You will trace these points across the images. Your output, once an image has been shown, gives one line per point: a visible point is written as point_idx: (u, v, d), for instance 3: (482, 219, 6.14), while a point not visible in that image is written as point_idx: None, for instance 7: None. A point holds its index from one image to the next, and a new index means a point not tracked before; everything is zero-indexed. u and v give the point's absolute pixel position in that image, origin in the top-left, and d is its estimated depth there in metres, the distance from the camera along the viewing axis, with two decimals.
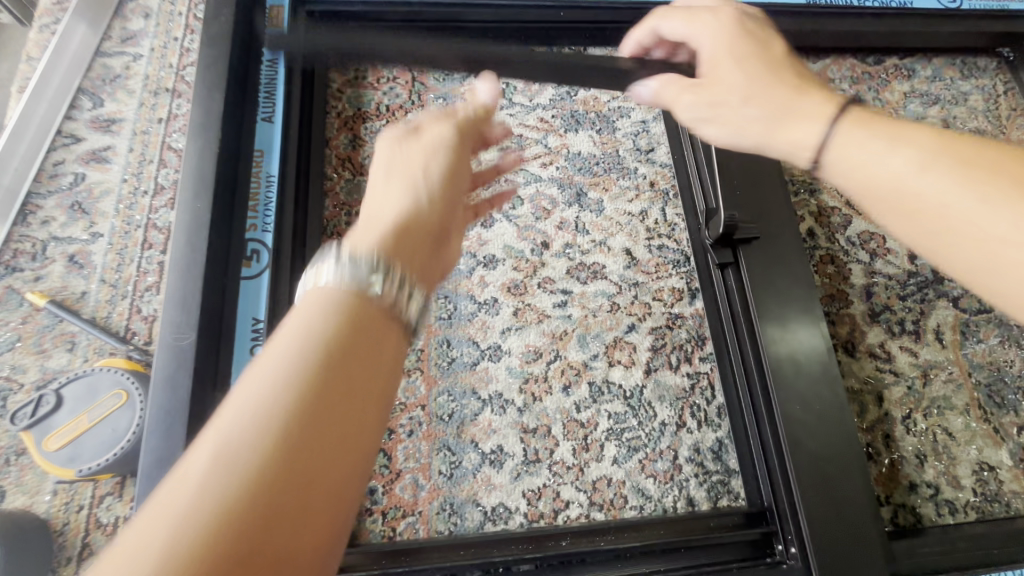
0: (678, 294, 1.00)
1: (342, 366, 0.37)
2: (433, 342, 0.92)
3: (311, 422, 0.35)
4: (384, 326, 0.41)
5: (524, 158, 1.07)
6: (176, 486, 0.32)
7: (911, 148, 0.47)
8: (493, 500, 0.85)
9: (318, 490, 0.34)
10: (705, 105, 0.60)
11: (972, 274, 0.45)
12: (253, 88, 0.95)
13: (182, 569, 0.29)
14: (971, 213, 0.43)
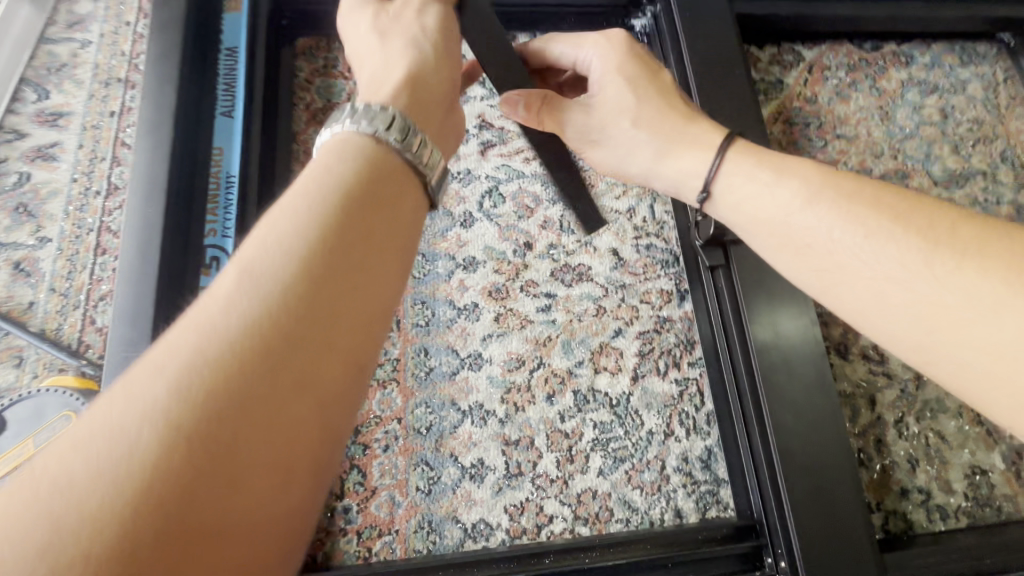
0: (667, 296, 0.96)
1: (341, 276, 0.37)
2: (409, 351, 0.88)
3: (302, 331, 0.35)
4: (390, 246, 0.41)
5: (505, 153, 1.01)
6: (210, 300, 0.35)
7: (795, 182, 0.58)
8: (473, 517, 0.81)
9: (347, 313, 0.37)
10: (594, 124, 0.69)
11: (862, 306, 0.54)
12: (211, 80, 0.89)
13: (227, 363, 0.32)
14: (857, 249, 0.53)
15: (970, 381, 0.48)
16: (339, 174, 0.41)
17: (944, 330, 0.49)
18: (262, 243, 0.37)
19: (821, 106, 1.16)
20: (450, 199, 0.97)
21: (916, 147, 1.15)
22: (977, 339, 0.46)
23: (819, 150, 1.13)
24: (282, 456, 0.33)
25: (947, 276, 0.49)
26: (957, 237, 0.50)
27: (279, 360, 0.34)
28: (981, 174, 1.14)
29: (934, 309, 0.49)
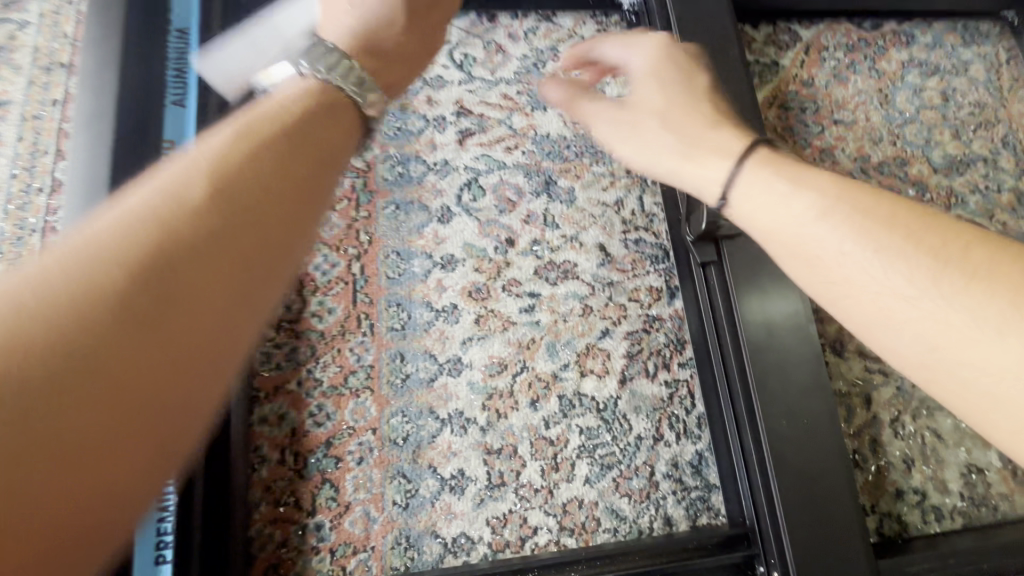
0: (656, 293, 0.92)
1: (292, 166, 0.40)
2: (384, 356, 0.83)
3: (250, 201, 0.37)
4: (340, 156, 0.44)
5: (485, 142, 0.95)
6: (152, 183, 0.36)
7: (812, 193, 0.46)
8: (453, 531, 0.78)
9: (289, 200, 0.39)
10: (621, 124, 0.58)
11: (865, 324, 0.45)
12: (160, 65, 0.82)
13: (167, 221, 0.34)
14: (865, 265, 0.43)
15: (975, 405, 0.40)
16: (300, 96, 0.45)
17: (950, 350, 0.40)
18: (223, 134, 0.39)
19: (818, 89, 1.11)
20: (426, 192, 0.91)
21: (916, 132, 1.10)
22: (977, 358, 0.39)
23: (816, 136, 1.08)
24: (213, 314, 0.33)
25: (955, 292, 0.40)
26: (973, 256, 0.41)
27: (226, 222, 0.35)
28: (982, 160, 1.10)
29: (939, 330, 0.41)
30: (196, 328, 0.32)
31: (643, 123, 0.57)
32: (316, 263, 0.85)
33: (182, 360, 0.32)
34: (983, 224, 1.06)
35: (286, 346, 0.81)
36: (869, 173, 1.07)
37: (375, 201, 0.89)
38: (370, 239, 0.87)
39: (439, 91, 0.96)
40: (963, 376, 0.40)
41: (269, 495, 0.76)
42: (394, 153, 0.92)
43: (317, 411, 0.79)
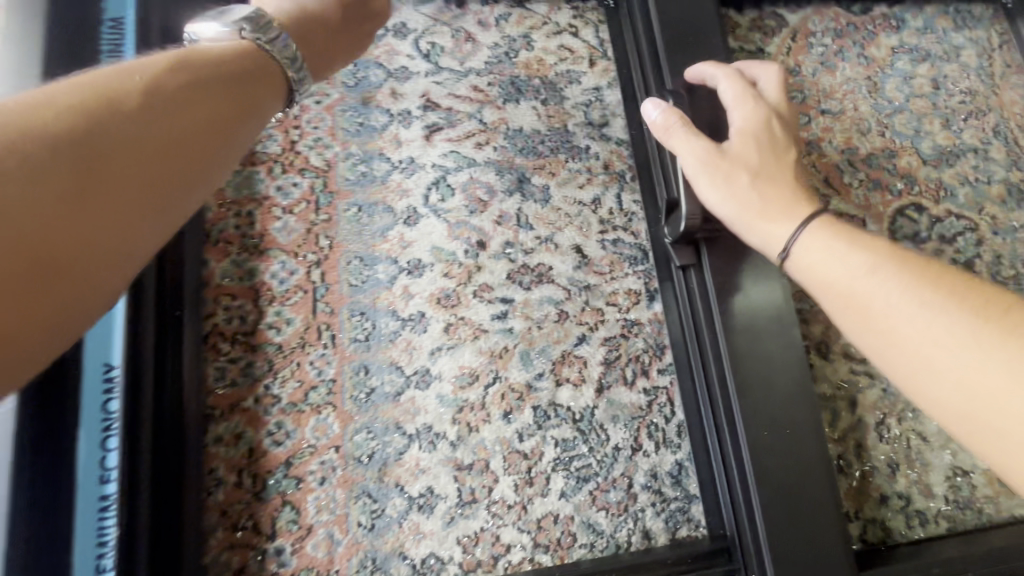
0: (635, 297, 0.88)
1: (212, 108, 0.50)
2: (347, 370, 0.78)
3: (172, 126, 0.46)
4: (260, 112, 0.55)
5: (453, 138, 0.89)
6: (82, 84, 0.44)
7: (865, 254, 0.59)
8: (422, 551, 0.74)
9: (205, 128, 0.49)
10: (711, 172, 0.69)
11: (913, 372, 0.54)
12: (91, 57, 0.75)
13: (95, 116, 0.42)
14: (913, 317, 0.54)
15: (1010, 449, 0.47)
16: (228, 52, 0.55)
17: (989, 399, 0.49)
18: (150, 65, 0.48)
19: (805, 78, 1.06)
20: (391, 193, 0.86)
21: (905, 122, 1.06)
22: (1015, 407, 0.47)
23: (803, 127, 1.03)
24: (134, 204, 0.43)
25: (991, 347, 0.49)
26: (1008, 317, 0.50)
27: (151, 135, 0.45)
28: (972, 151, 1.06)
29: (979, 380, 0.49)
30: (119, 213, 0.42)
31: (733, 175, 0.68)
32: (272, 271, 0.80)
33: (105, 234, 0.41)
34: (972, 218, 1.02)
35: (241, 361, 0.76)
36: (857, 166, 1.03)
37: (335, 203, 0.84)
38: (331, 244, 0.82)
39: (404, 83, 0.90)
40: (1000, 426, 0.48)
41: (225, 520, 0.71)
42: (356, 151, 0.87)
43: (276, 430, 0.75)
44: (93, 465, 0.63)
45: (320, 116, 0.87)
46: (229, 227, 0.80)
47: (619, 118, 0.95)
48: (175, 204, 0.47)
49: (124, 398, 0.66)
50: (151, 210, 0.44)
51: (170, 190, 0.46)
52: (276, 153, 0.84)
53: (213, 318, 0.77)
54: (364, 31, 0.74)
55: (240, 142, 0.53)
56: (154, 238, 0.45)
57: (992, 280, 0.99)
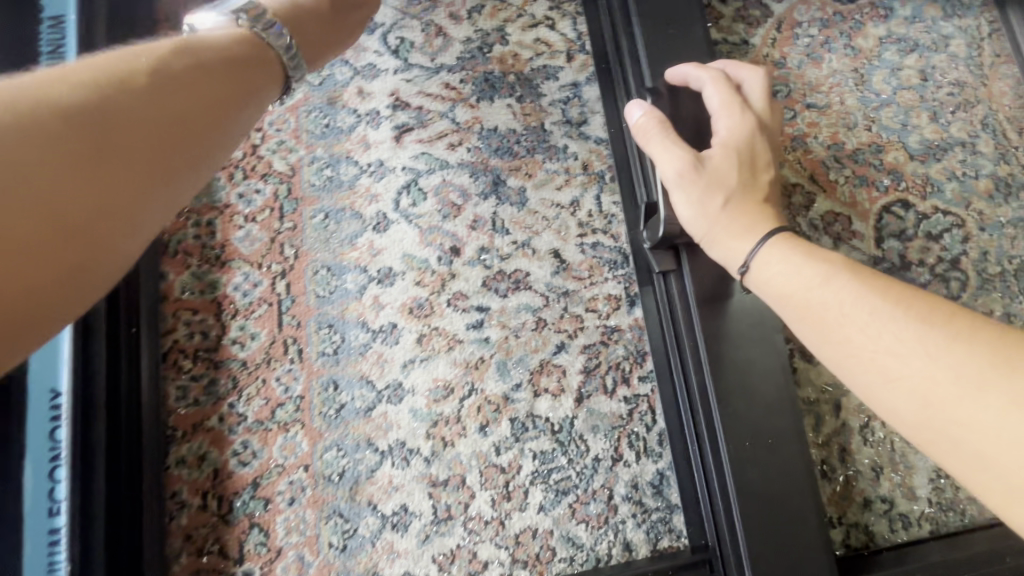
0: (615, 302, 0.85)
1: (216, 88, 0.52)
2: (316, 385, 0.76)
3: (178, 102, 0.48)
4: (258, 96, 0.57)
5: (424, 139, 0.85)
6: (93, 65, 0.46)
7: (821, 264, 0.58)
8: (396, 571, 0.72)
9: (211, 110, 0.51)
10: (686, 182, 0.68)
11: (869, 383, 0.52)
12: (31, 60, 0.70)
13: (109, 93, 0.44)
14: (866, 324, 0.52)
15: (966, 462, 0.44)
16: (226, 41, 0.57)
17: (941, 408, 0.46)
18: (155, 50, 0.50)
19: (790, 71, 1.03)
20: (359, 198, 0.82)
21: (892, 116, 1.03)
22: (966, 416, 0.44)
23: (788, 122, 1.01)
24: (148, 174, 0.44)
25: (939, 352, 0.47)
26: (955, 322, 0.48)
27: (159, 109, 0.46)
28: (960, 145, 1.03)
29: (930, 388, 0.47)
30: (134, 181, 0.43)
31: (709, 193, 0.67)
32: (235, 284, 0.77)
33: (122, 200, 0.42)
34: (959, 214, 1.00)
35: (203, 378, 0.73)
36: (843, 162, 1.00)
37: (300, 210, 0.80)
38: (296, 253, 0.79)
39: (371, 81, 0.86)
40: (954, 436, 0.45)
41: (190, 544, 0.69)
42: (321, 154, 0.83)
43: (242, 450, 0.72)
44: (43, 497, 0.61)
45: (284, 118, 0.83)
46: (188, 238, 0.77)
47: (597, 116, 0.91)
48: (186, 178, 0.48)
49: (72, 425, 0.63)
50: (162, 181, 0.45)
51: (180, 163, 0.47)
52: (237, 158, 0.80)
53: (174, 334, 0.74)
54: (352, 19, 0.75)
55: (241, 123, 0.54)
56: (164, 210, 0.46)
57: (978, 277, 0.98)
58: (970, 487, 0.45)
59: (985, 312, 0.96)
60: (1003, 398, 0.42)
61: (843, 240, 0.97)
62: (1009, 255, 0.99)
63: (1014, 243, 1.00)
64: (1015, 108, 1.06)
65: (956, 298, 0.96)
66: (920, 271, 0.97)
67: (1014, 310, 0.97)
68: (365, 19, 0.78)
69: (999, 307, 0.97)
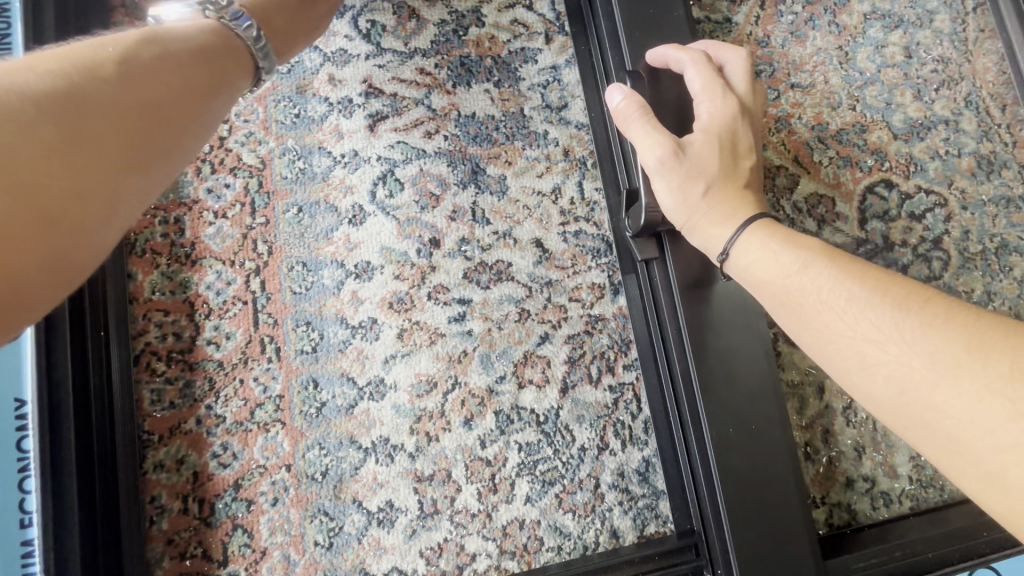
0: (599, 291, 0.84)
1: (188, 77, 0.50)
2: (295, 383, 0.74)
3: (149, 92, 0.46)
4: (231, 86, 0.55)
5: (399, 127, 0.83)
6: (58, 55, 0.44)
7: (800, 251, 0.57)
8: (384, 566, 0.72)
9: (183, 99, 0.49)
10: (664, 168, 0.66)
11: (847, 370, 0.51)
12: None
13: (78, 84, 0.42)
14: (842, 310, 0.51)
15: (941, 447, 0.44)
16: (196, 29, 0.54)
17: (917, 394, 0.45)
18: (123, 38, 0.48)
19: (774, 49, 1.01)
20: (333, 190, 0.80)
21: (876, 94, 1.02)
22: (940, 401, 0.44)
23: (772, 103, 0.99)
24: (120, 163, 0.43)
25: (915, 338, 0.46)
26: (930, 308, 0.47)
27: (130, 99, 0.45)
28: (943, 123, 1.02)
29: (906, 374, 0.46)
30: (105, 172, 0.42)
31: (689, 177, 0.66)
32: (208, 282, 0.75)
33: (96, 191, 0.41)
34: (941, 193, 1.00)
35: (179, 381, 0.72)
36: (827, 142, 0.99)
37: (273, 204, 0.78)
38: (270, 250, 0.77)
39: (343, 67, 0.82)
40: (929, 422, 0.45)
41: (172, 548, 0.69)
42: (292, 145, 0.80)
43: (221, 452, 0.71)
44: (12, 508, 0.60)
45: (251, 108, 0.79)
46: (156, 237, 0.74)
47: (578, 100, 0.89)
48: (159, 169, 0.47)
49: (39, 437, 0.61)
50: (135, 171, 0.44)
51: (151, 154, 0.46)
52: (203, 151, 0.77)
53: (145, 336, 0.72)
54: (320, 10, 0.71)
55: (215, 113, 0.53)
56: (138, 200, 0.45)
57: (959, 256, 0.98)
58: (945, 472, 0.45)
59: (966, 291, 0.97)
60: (977, 383, 0.42)
61: (827, 222, 0.96)
62: (990, 233, 1.00)
63: (995, 222, 1.00)
64: (999, 84, 1.05)
65: (938, 277, 0.96)
66: (902, 251, 0.97)
67: (994, 288, 0.98)
68: (334, 5, 0.74)
69: (980, 285, 0.97)
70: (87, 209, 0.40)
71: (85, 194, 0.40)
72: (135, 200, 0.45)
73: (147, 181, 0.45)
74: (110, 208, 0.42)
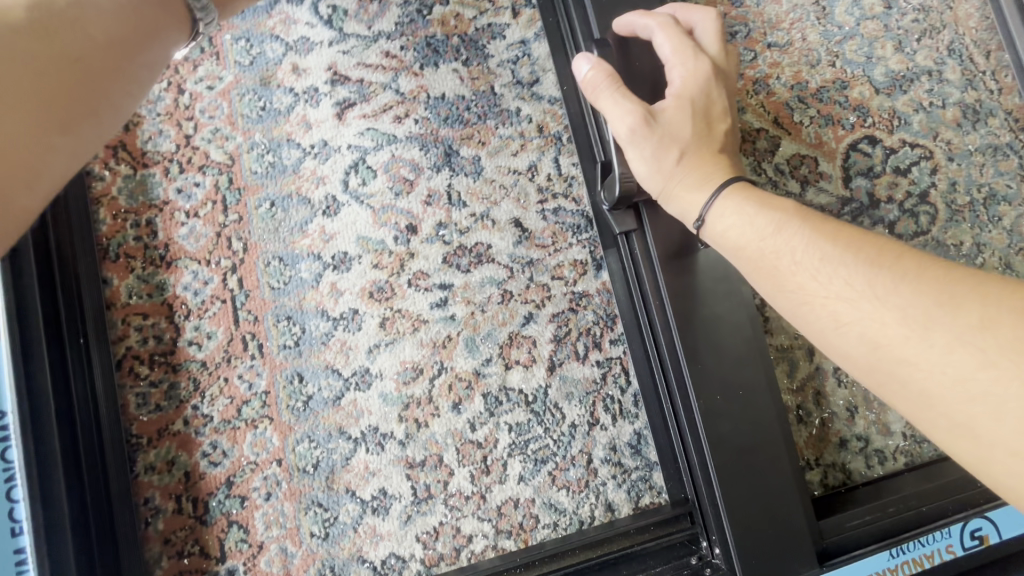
0: (581, 268, 0.83)
1: (107, 34, 0.47)
2: (281, 379, 0.74)
3: (66, 49, 0.44)
4: (166, 39, 0.53)
5: (368, 114, 0.81)
6: None
7: (774, 212, 0.56)
8: (382, 553, 0.73)
9: (112, 60, 0.47)
10: (635, 137, 0.65)
11: (821, 329, 0.50)
12: None
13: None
14: (815, 270, 0.51)
15: (912, 402, 0.43)
16: None
17: (890, 349, 0.45)
18: None
19: (749, 9, 0.98)
20: (305, 182, 0.79)
21: (856, 49, 0.99)
22: (911, 356, 0.43)
23: (749, 65, 0.97)
24: (43, 128, 0.43)
25: (887, 294, 0.45)
26: (903, 264, 0.46)
27: (53, 59, 0.43)
28: (926, 74, 1.00)
29: (879, 330, 0.45)
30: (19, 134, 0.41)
31: (660, 145, 0.65)
32: (185, 283, 0.74)
33: (11, 173, 0.40)
34: (927, 146, 0.98)
35: (163, 383, 0.72)
36: (807, 102, 0.97)
37: (244, 201, 0.77)
38: (245, 246, 0.76)
39: (306, 55, 0.81)
40: (902, 376, 0.44)
41: (169, 547, 0.69)
42: (261, 139, 0.79)
43: (211, 450, 0.72)
44: (2, 518, 0.59)
45: (216, 104, 0.78)
46: (128, 240, 0.74)
47: (549, 74, 0.87)
48: (85, 130, 0.46)
49: (25, 444, 0.61)
50: (60, 132, 0.44)
51: (77, 115, 0.45)
52: (170, 150, 0.76)
53: (126, 340, 0.72)
54: None
55: (147, 71, 0.51)
56: (65, 161, 0.45)
57: (947, 210, 0.96)
58: (918, 425, 0.45)
59: (954, 245, 0.96)
60: (947, 334, 0.41)
61: (810, 183, 0.95)
62: (978, 183, 0.98)
63: (982, 171, 0.99)
64: (982, 31, 1.02)
65: (928, 231, 0.95)
66: (889, 208, 0.95)
67: (983, 239, 0.96)
68: None
69: (969, 237, 0.96)
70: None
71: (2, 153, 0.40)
72: (62, 166, 0.45)
73: (77, 145, 0.46)
74: (37, 169, 0.42)
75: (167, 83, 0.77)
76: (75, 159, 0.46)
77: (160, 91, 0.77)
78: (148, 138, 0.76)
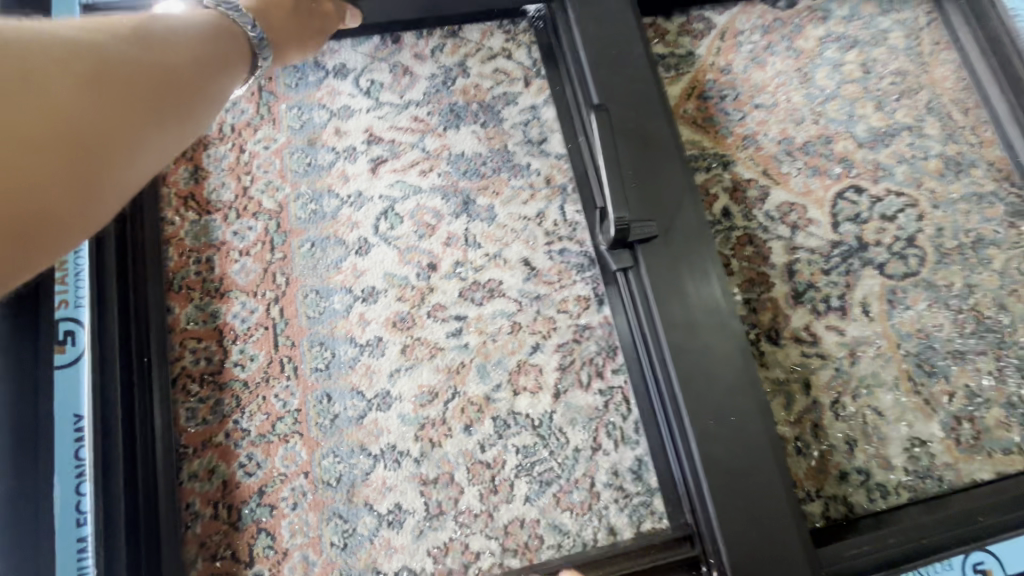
0: (584, 302, 0.91)
1: (194, 60, 0.59)
2: (311, 398, 0.83)
3: (167, 66, 0.55)
4: (231, 71, 0.65)
5: (398, 168, 0.94)
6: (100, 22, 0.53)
7: None
8: (394, 565, 0.78)
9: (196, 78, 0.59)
10: None
11: None
12: None
13: (117, 46, 0.51)
14: None
15: None
16: (206, 19, 0.65)
17: None
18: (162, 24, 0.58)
19: (736, 76, 1.10)
20: (341, 226, 0.90)
21: (838, 108, 1.09)
22: None
23: (737, 123, 1.08)
24: (147, 116, 0.52)
25: None
26: None
27: (157, 69, 0.54)
28: (907, 130, 1.09)
29: None
30: (131, 116, 0.50)
31: None
32: (234, 311, 0.85)
33: (123, 144, 0.49)
34: (912, 194, 1.05)
35: (210, 399, 0.81)
36: (795, 154, 1.06)
37: (289, 241, 0.89)
38: (287, 280, 0.87)
39: (347, 120, 0.95)
40: None
41: (204, 550, 0.76)
42: (306, 190, 0.91)
43: (247, 461, 0.79)
44: (71, 508, 0.71)
45: (270, 161, 0.92)
46: (190, 274, 0.86)
47: (557, 133, 0.98)
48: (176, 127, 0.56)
49: (94, 445, 0.73)
50: (158, 123, 0.53)
51: (172, 114, 0.55)
52: (230, 200, 0.90)
53: (181, 360, 0.82)
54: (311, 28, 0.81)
55: (221, 91, 0.63)
56: (159, 148, 0.54)
57: (936, 252, 1.02)
58: None
59: (945, 285, 1.00)
60: None
61: (800, 228, 1.02)
62: (964, 229, 1.04)
63: (968, 217, 1.04)
64: (958, 91, 1.11)
65: (917, 272, 1.00)
66: (878, 250, 1.02)
67: (974, 280, 1.01)
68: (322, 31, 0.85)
69: (960, 278, 1.01)
70: (114, 155, 0.48)
71: (117, 126, 0.48)
72: (157, 150, 0.53)
73: (169, 136, 0.55)
74: (141, 147, 0.51)
75: (231, 144, 0.92)
76: (165, 148, 0.55)
77: (225, 151, 0.92)
78: (213, 190, 0.90)
